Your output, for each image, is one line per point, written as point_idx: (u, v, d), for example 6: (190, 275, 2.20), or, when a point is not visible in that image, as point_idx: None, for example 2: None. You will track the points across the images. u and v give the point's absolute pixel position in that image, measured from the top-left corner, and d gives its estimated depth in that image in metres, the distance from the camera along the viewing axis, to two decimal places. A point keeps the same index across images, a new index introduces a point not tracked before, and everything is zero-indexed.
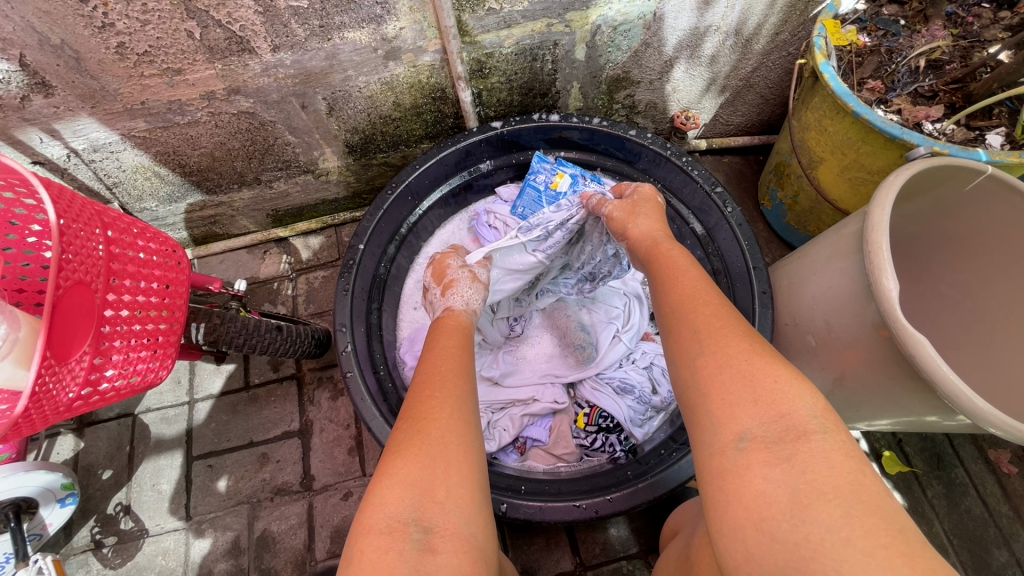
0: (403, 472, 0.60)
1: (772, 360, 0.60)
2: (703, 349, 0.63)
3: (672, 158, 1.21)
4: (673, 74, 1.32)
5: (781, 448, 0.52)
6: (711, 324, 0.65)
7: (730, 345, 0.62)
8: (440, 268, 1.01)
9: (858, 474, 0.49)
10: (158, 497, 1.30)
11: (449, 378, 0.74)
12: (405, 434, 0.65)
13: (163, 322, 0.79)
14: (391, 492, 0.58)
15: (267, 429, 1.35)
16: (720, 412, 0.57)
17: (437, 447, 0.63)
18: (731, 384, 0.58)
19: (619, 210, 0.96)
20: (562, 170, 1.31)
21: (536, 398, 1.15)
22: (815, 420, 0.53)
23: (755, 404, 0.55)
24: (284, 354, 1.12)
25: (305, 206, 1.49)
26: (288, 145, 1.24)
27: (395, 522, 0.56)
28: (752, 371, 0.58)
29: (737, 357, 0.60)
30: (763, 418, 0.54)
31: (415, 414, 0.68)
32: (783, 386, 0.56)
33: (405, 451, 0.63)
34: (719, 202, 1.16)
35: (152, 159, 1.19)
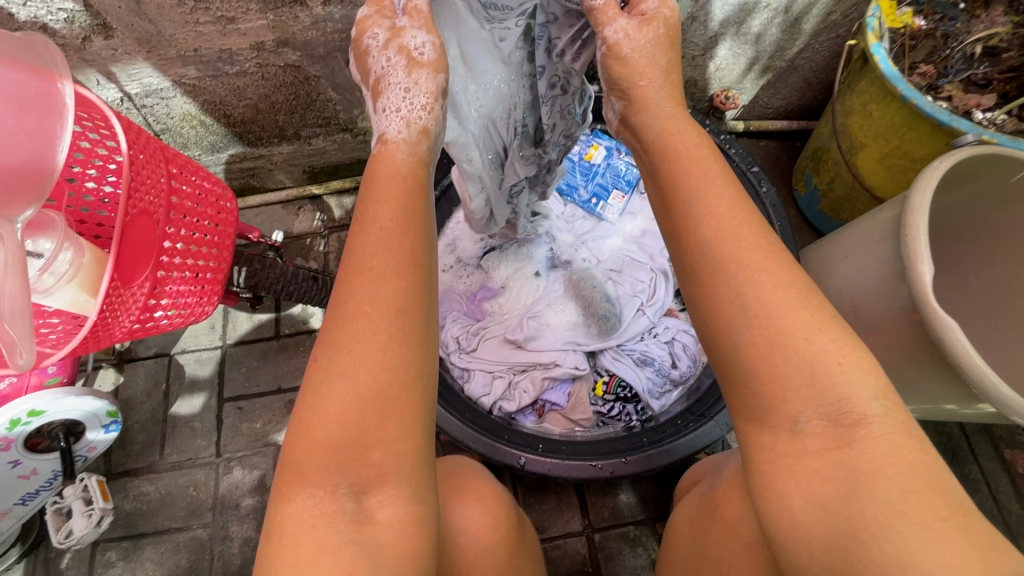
0: (316, 438, 0.54)
1: (835, 321, 0.51)
2: (751, 307, 0.51)
3: (709, 136, 1.21)
4: (716, 50, 1.30)
5: (840, 435, 0.50)
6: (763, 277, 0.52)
7: (788, 313, 0.50)
8: (360, 50, 0.68)
9: (915, 457, 0.49)
10: (191, 433, 1.37)
11: (377, 296, 0.55)
12: (322, 385, 0.53)
13: (212, 260, 0.83)
14: (312, 457, 0.54)
15: (296, 377, 1.40)
16: (775, 402, 0.51)
17: (345, 407, 0.53)
18: (787, 365, 0.50)
19: (631, 39, 0.64)
20: (597, 143, 1.32)
21: (557, 363, 1.16)
22: (877, 403, 0.50)
23: (814, 392, 0.50)
24: (320, 305, 1.15)
25: (340, 164, 1.52)
26: (330, 101, 1.26)
27: (319, 492, 0.54)
28: (820, 349, 0.50)
29: (798, 336, 0.50)
30: (822, 403, 0.50)
31: (332, 353, 0.54)
32: (848, 370, 0.50)
33: (320, 407, 0.53)
34: (755, 180, 1.16)
35: (199, 108, 1.22)
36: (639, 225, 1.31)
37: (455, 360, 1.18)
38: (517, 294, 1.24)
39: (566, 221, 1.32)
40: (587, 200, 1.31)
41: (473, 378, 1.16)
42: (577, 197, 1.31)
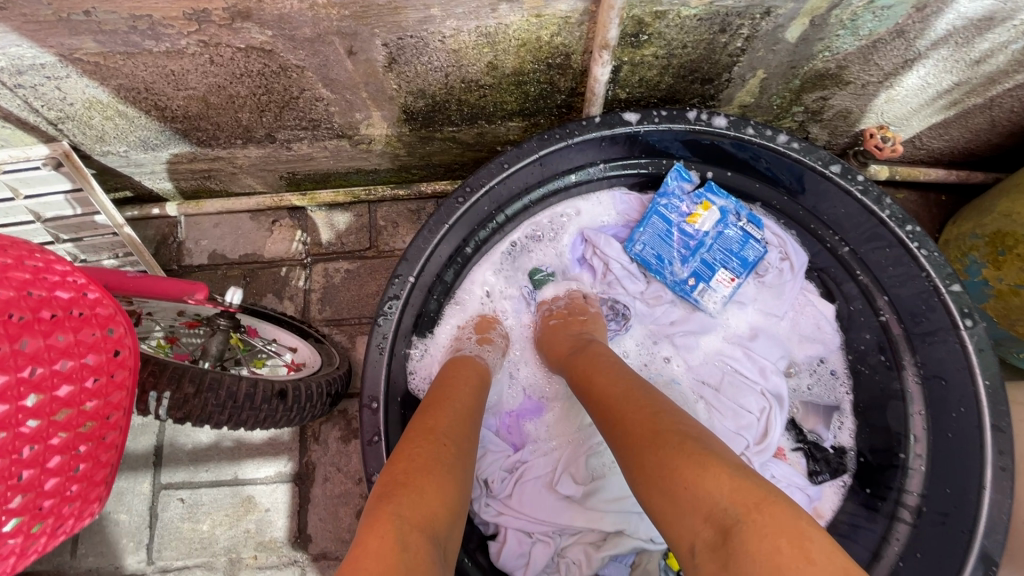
0: (419, 467, 0.55)
1: (682, 444, 0.52)
2: (628, 463, 0.55)
3: (889, 223, 0.79)
4: (903, 78, 0.87)
5: (717, 549, 0.45)
6: (619, 403, 0.61)
7: (647, 457, 0.53)
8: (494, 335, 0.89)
9: (783, 552, 0.42)
10: (114, 529, 1.03)
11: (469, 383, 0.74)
12: (427, 419, 0.63)
13: (75, 464, 0.45)
14: (415, 489, 0.52)
15: (255, 466, 1.05)
16: (663, 521, 0.50)
17: (450, 453, 0.58)
18: (654, 497, 0.51)
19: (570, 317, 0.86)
20: (709, 200, 0.91)
21: (624, 531, 0.83)
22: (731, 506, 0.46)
23: (681, 507, 0.48)
24: (285, 425, 0.79)
25: (331, 172, 1.08)
26: (320, 100, 0.83)
27: (418, 517, 0.49)
28: (669, 462, 0.51)
29: (649, 455, 0.53)
30: (692, 511, 0.47)
31: (434, 406, 0.66)
32: (697, 477, 0.48)
33: (426, 449, 0.57)
34: (955, 308, 0.75)
35: (113, 94, 0.79)
36: (747, 320, 0.95)
37: (479, 508, 0.85)
38: (568, 406, 0.90)
39: (645, 304, 0.96)
40: (683, 282, 0.93)
41: (503, 542, 0.82)
42: (668, 276, 0.93)
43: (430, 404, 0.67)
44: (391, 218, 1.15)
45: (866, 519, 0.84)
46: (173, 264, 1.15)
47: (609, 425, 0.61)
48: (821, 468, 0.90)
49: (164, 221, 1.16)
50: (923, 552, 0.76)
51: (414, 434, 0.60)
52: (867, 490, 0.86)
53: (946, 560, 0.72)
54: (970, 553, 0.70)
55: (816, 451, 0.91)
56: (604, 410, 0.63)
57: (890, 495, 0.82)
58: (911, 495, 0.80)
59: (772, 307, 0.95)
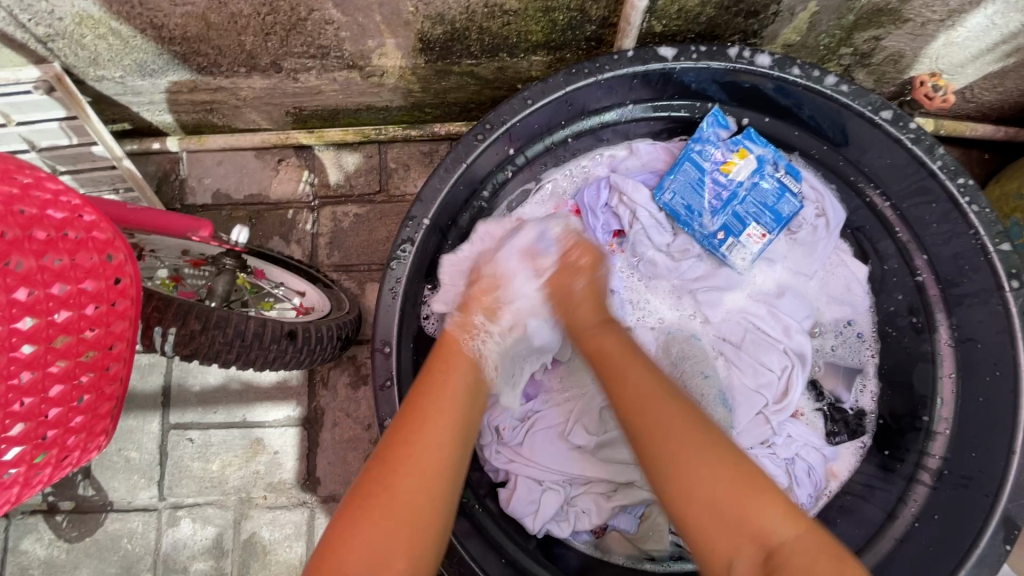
0: (393, 506, 0.57)
1: (731, 466, 0.58)
2: (671, 476, 0.58)
3: (938, 174, 0.73)
4: (967, 17, 0.79)
5: (761, 566, 0.53)
6: (660, 413, 0.61)
7: (697, 480, 0.57)
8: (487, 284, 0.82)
9: (826, 573, 0.51)
10: (125, 465, 1.04)
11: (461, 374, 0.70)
12: (403, 432, 0.62)
13: (77, 396, 0.43)
14: (382, 523, 0.56)
15: (264, 410, 1.04)
16: (701, 533, 0.56)
17: (417, 471, 0.59)
18: (698, 513, 0.56)
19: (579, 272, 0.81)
20: (745, 147, 0.86)
21: (635, 483, 0.82)
22: (778, 531, 0.54)
23: (726, 523, 0.55)
24: (295, 367, 0.76)
25: (340, 108, 1.02)
26: (329, 23, 0.77)
27: (386, 546, 0.55)
28: (728, 487, 0.56)
29: (691, 473, 0.57)
30: (737, 528, 0.54)
31: (419, 416, 0.64)
32: (751, 500, 0.55)
33: (399, 473, 0.59)
34: (1001, 268, 0.71)
35: (104, 8, 0.73)
36: (774, 278, 0.91)
37: (489, 455, 0.84)
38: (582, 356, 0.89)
39: (669, 257, 0.91)
40: (711, 235, 0.89)
41: (514, 490, 0.82)
42: (697, 228, 0.89)
43: (415, 406, 0.65)
44: (403, 160, 1.10)
45: (882, 481, 0.83)
46: (176, 203, 1.11)
47: (642, 436, 0.61)
48: (839, 430, 0.88)
49: (165, 156, 1.11)
50: (941, 514, 0.75)
51: (389, 456, 0.61)
52: (886, 452, 0.84)
53: (965, 522, 0.71)
54: (992, 518, 0.68)
55: (835, 412, 0.89)
56: (635, 414, 0.63)
57: (910, 457, 0.81)
58: (932, 458, 0.78)
59: (802, 266, 0.90)
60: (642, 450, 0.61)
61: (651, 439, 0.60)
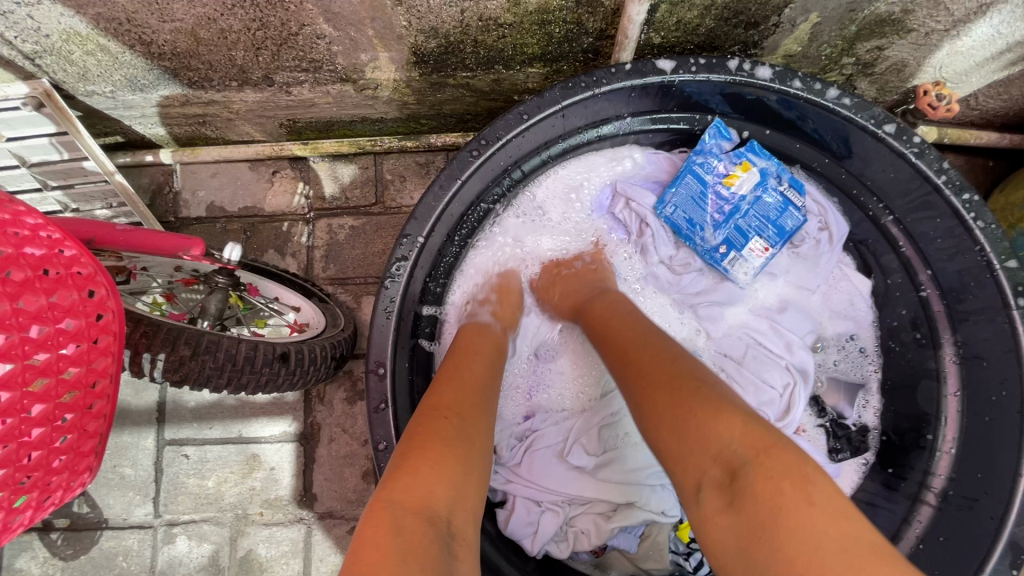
0: (435, 451, 0.53)
1: (696, 392, 0.55)
2: (647, 421, 0.56)
3: (943, 189, 0.72)
4: (972, 26, 0.77)
5: (725, 491, 0.48)
6: (639, 357, 0.62)
7: (664, 409, 0.55)
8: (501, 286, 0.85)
9: (783, 493, 0.45)
10: (120, 482, 1.03)
11: (477, 359, 0.71)
12: (438, 398, 0.60)
13: (57, 438, 0.41)
14: (429, 467, 0.51)
15: (260, 425, 1.03)
16: (674, 463, 0.52)
17: (458, 423, 0.57)
18: (665, 435, 0.54)
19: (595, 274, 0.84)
20: (748, 160, 0.84)
21: (635, 504, 0.81)
22: (737, 452, 0.49)
23: (688, 446, 0.51)
24: (290, 388, 0.75)
25: (335, 120, 1.00)
26: (321, 38, 0.76)
27: (436, 487, 0.49)
28: (691, 404, 0.53)
29: (658, 403, 0.56)
30: (702, 452, 0.50)
31: (448, 384, 0.64)
32: (709, 420, 0.51)
33: (439, 424, 0.56)
34: (1009, 286, 0.69)
35: (91, 25, 0.72)
36: (776, 292, 0.90)
37: (488, 476, 0.83)
38: (583, 372, 0.88)
39: (670, 271, 0.91)
40: (713, 249, 0.87)
41: (512, 510, 0.81)
42: (698, 242, 0.88)
43: (443, 381, 0.65)
44: (399, 171, 1.08)
45: (886, 500, 0.81)
46: (170, 216, 1.09)
47: (629, 383, 0.61)
48: (843, 447, 0.86)
49: (159, 169, 1.09)
50: (945, 535, 0.74)
51: (426, 416, 0.58)
52: (890, 470, 0.83)
53: (969, 544, 0.70)
54: (999, 542, 0.67)
55: (839, 428, 0.87)
56: (618, 363, 0.65)
57: (914, 476, 0.79)
58: (937, 477, 0.77)
59: (805, 280, 0.89)
60: (630, 393, 0.61)
61: (631, 384, 0.61)
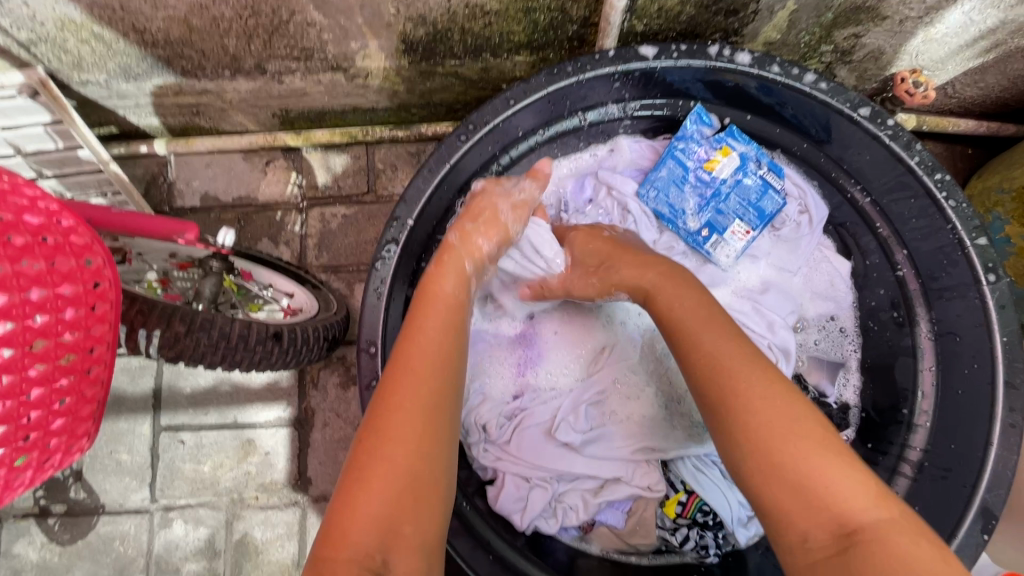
0: (382, 475, 0.56)
1: (823, 443, 0.55)
2: (749, 449, 0.56)
3: (916, 170, 0.74)
4: (944, 14, 0.80)
5: (839, 543, 0.50)
6: (746, 382, 0.58)
7: (787, 450, 0.54)
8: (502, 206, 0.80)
9: (913, 545, 0.49)
10: (116, 468, 1.04)
11: (433, 316, 0.67)
12: (387, 396, 0.60)
13: (57, 400, 0.43)
14: (376, 493, 0.55)
15: (255, 410, 1.04)
16: (783, 509, 0.53)
17: (409, 433, 0.58)
18: (786, 487, 0.53)
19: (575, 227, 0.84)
20: (728, 145, 0.87)
21: (622, 478, 0.84)
22: (871, 515, 0.51)
23: (809, 498, 0.52)
24: (281, 368, 0.77)
25: (327, 110, 1.02)
26: (311, 26, 0.78)
27: (387, 515, 0.54)
28: (818, 455, 0.53)
29: (782, 438, 0.55)
30: (819, 508, 0.52)
31: (398, 374, 0.61)
32: (836, 480, 0.52)
33: (390, 442, 0.57)
34: (979, 262, 0.72)
35: (85, 13, 0.73)
36: (759, 274, 0.92)
37: (477, 454, 0.85)
38: (568, 353, 0.90)
39: (655, 255, 0.92)
40: (694, 233, 0.90)
41: (501, 487, 0.83)
42: (681, 226, 0.90)
43: (398, 364, 0.62)
44: (390, 161, 1.10)
45: None
46: (165, 206, 1.11)
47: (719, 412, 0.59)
48: None
49: (153, 159, 1.11)
50: (921, 504, 0.76)
51: (378, 427, 0.58)
52: (869, 445, 0.86)
53: (942, 512, 0.73)
54: (970, 508, 0.69)
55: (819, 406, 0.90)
56: (709, 387, 0.60)
57: (892, 449, 0.82)
58: (913, 450, 0.79)
59: (786, 262, 0.91)
60: (740, 427, 0.57)
61: (734, 404, 0.58)
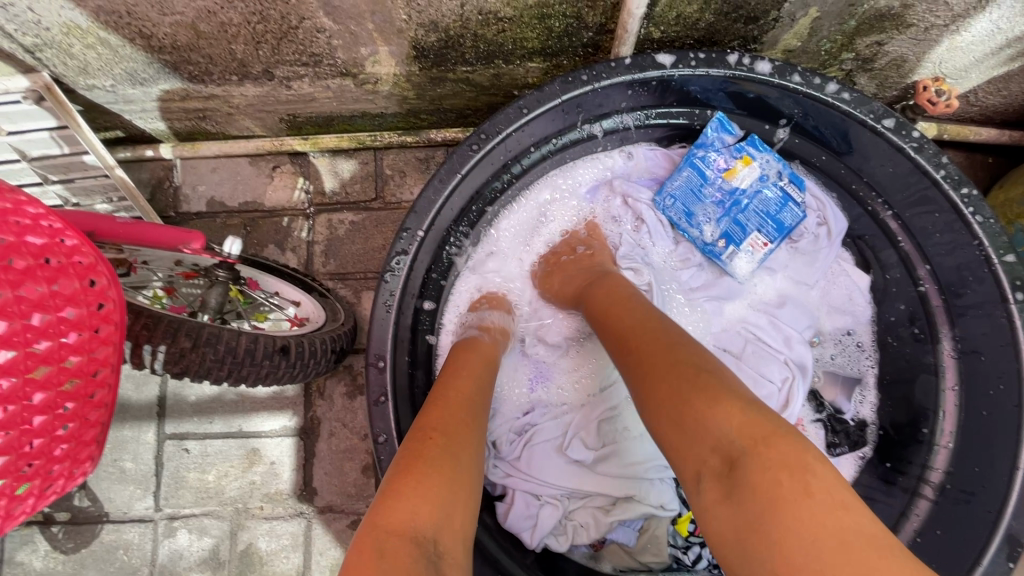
0: (438, 458, 0.51)
1: (686, 371, 0.53)
2: (642, 393, 0.55)
3: (941, 184, 0.72)
4: (972, 22, 0.77)
5: (725, 480, 0.46)
6: (627, 334, 0.62)
7: (655, 385, 0.54)
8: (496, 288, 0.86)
9: (783, 484, 0.43)
10: (120, 476, 1.03)
11: (478, 354, 0.72)
12: (430, 412, 0.59)
13: (61, 428, 0.42)
14: (424, 488, 0.49)
15: (260, 419, 1.03)
16: (675, 455, 0.50)
17: (458, 431, 0.56)
18: (667, 432, 0.51)
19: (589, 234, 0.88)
20: (748, 154, 0.85)
21: (635, 497, 0.82)
22: (736, 440, 0.47)
23: (687, 432, 0.50)
24: (289, 382, 0.75)
25: (334, 115, 1.00)
26: (321, 31, 0.76)
27: (434, 508, 0.47)
28: (688, 391, 0.51)
29: (656, 372, 0.55)
30: (696, 440, 0.49)
31: (443, 395, 0.62)
32: (716, 407, 0.49)
33: (438, 442, 0.54)
34: (1007, 280, 0.70)
35: (92, 18, 0.72)
36: (775, 287, 0.90)
37: (488, 469, 0.84)
38: (578, 368, 0.88)
39: (670, 265, 0.91)
40: (711, 244, 0.88)
41: (511, 504, 0.81)
42: (696, 237, 0.89)
43: (443, 383, 0.64)
44: (398, 167, 1.08)
45: (884, 494, 0.82)
46: (171, 211, 1.09)
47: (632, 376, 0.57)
48: (841, 441, 0.86)
49: (159, 164, 1.09)
50: (943, 528, 0.74)
51: (423, 425, 0.56)
52: (887, 464, 0.83)
53: (966, 537, 0.71)
54: (996, 534, 0.67)
55: (836, 423, 0.87)
56: (618, 346, 0.62)
57: (912, 470, 0.80)
58: (935, 471, 0.77)
59: (803, 275, 0.89)
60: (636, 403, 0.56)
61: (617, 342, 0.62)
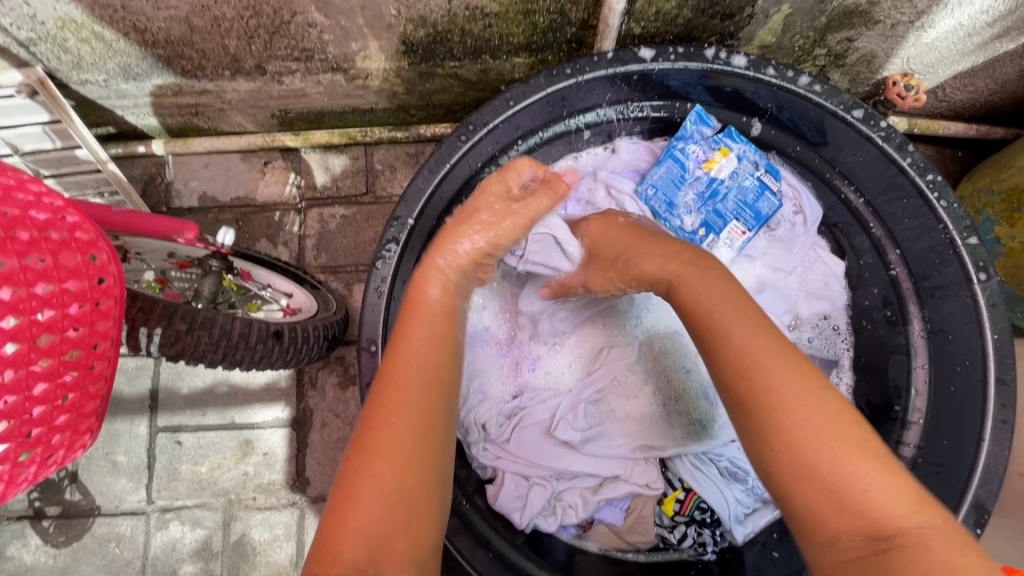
0: (374, 488, 0.55)
1: (848, 433, 0.51)
2: (777, 440, 0.52)
3: (907, 170, 0.76)
4: (935, 18, 0.81)
5: (874, 546, 0.48)
6: (752, 363, 0.55)
7: (804, 437, 0.51)
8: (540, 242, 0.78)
9: (961, 557, 0.46)
10: (112, 469, 1.03)
11: (424, 325, 0.66)
12: (377, 409, 0.59)
13: (61, 398, 0.43)
14: (366, 506, 0.54)
15: (253, 411, 1.04)
16: (815, 513, 0.50)
17: (399, 449, 0.57)
18: (817, 486, 0.50)
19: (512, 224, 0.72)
20: (726, 145, 0.88)
21: (620, 476, 0.85)
22: (908, 519, 0.48)
23: (843, 493, 0.49)
24: (283, 367, 0.77)
25: (325, 110, 1.02)
26: (312, 26, 0.78)
27: (379, 527, 0.53)
28: (854, 454, 0.50)
29: (801, 411, 0.52)
30: (850, 505, 0.49)
31: (391, 383, 0.60)
32: (883, 482, 0.49)
33: (382, 454, 0.56)
34: (970, 261, 0.74)
35: (86, 13, 0.74)
36: (755, 274, 0.94)
37: (477, 452, 0.86)
38: (567, 353, 0.91)
39: None
40: (692, 232, 0.91)
41: (501, 485, 0.84)
42: (678, 227, 0.91)
43: (391, 372, 0.61)
44: (389, 162, 1.11)
45: None
46: (162, 207, 1.10)
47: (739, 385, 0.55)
48: None
49: (151, 160, 1.10)
50: None
51: (367, 440, 0.57)
52: None
53: (935, 508, 0.74)
54: (964, 502, 0.71)
55: None
56: (732, 381, 0.56)
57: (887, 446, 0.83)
58: (907, 446, 0.80)
59: (781, 262, 0.92)
60: (749, 424, 0.54)
61: (739, 356, 0.55)
